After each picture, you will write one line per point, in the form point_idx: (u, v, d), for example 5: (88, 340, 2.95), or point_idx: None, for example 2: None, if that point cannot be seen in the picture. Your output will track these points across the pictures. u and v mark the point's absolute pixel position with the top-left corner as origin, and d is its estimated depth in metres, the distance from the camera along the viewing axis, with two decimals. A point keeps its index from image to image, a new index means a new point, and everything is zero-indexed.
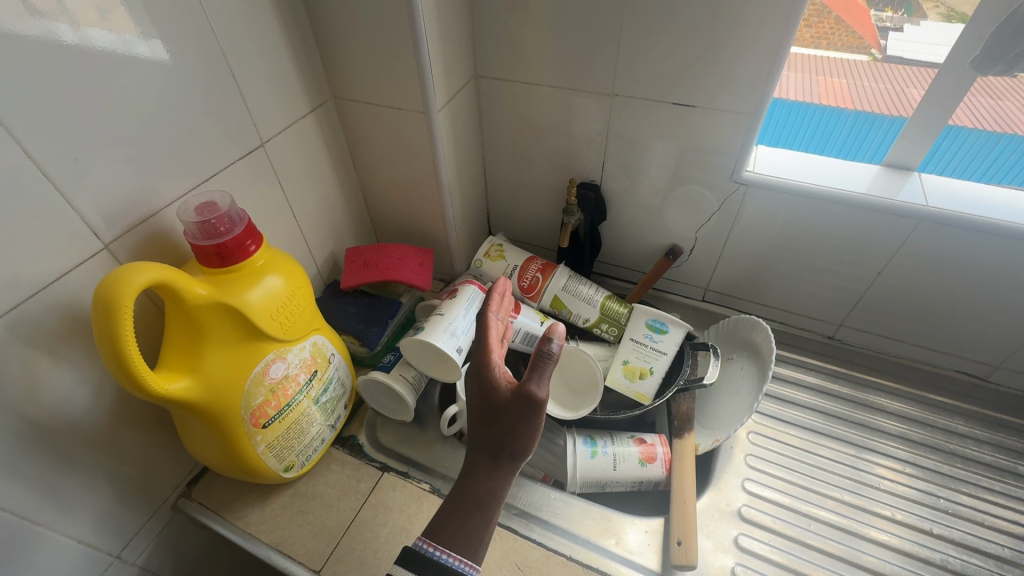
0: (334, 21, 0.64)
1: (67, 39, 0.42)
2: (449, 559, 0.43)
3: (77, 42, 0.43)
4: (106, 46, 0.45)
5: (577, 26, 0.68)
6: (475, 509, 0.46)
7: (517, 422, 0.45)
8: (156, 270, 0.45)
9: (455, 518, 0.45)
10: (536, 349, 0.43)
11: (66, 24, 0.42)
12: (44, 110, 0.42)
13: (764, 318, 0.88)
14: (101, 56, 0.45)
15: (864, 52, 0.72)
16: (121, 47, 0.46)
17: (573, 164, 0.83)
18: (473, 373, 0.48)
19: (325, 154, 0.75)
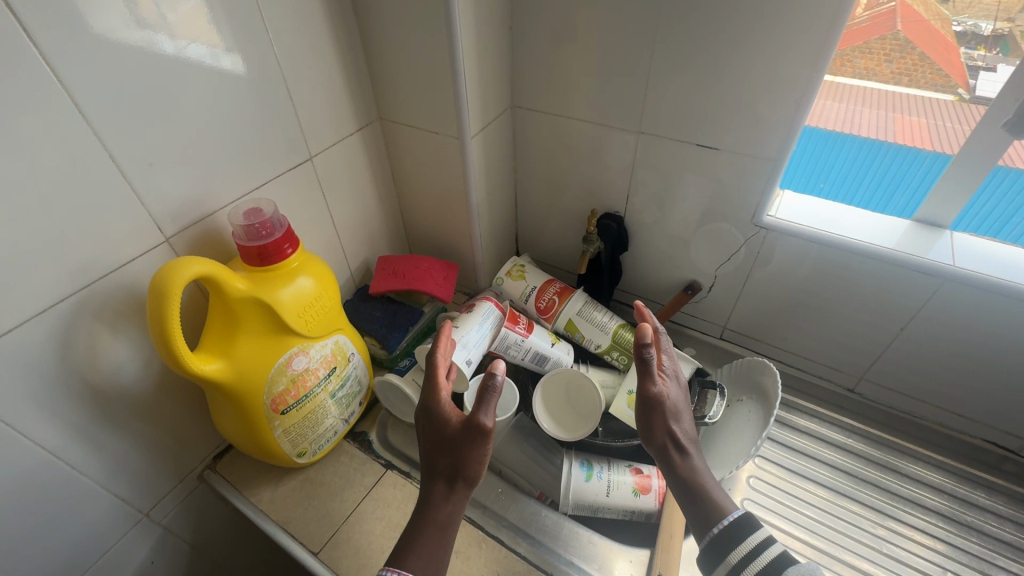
0: (386, 51, 0.70)
1: (166, 50, 0.51)
2: None
3: (173, 52, 0.51)
4: (199, 57, 0.53)
5: (610, 65, 0.72)
6: (436, 531, 0.53)
7: (467, 451, 0.55)
8: (202, 264, 0.52)
9: (417, 540, 0.52)
10: (482, 382, 0.53)
11: (167, 37, 0.50)
12: (131, 121, 0.50)
13: (783, 363, 0.87)
14: (192, 64, 0.53)
15: (949, 91, 0.62)
16: (206, 63, 0.54)
17: (600, 194, 0.86)
18: (425, 413, 0.58)
19: (368, 168, 0.82)
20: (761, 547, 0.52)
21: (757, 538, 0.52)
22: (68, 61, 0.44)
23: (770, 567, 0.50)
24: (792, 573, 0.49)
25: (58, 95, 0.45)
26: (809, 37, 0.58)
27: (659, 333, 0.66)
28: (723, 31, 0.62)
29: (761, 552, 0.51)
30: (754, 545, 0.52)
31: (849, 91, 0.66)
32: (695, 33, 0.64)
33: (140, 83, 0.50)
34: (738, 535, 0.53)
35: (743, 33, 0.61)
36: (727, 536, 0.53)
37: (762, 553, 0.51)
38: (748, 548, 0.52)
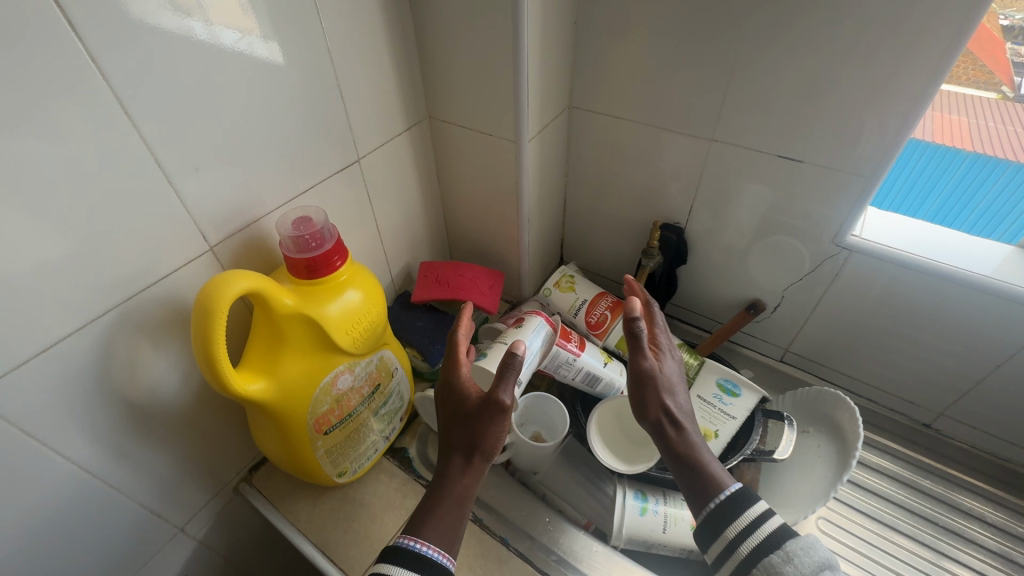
0: (441, 46, 0.65)
1: (199, 34, 0.45)
2: (429, 550, 0.49)
3: (207, 37, 0.46)
4: (233, 44, 0.48)
5: (684, 67, 0.65)
6: (452, 505, 0.53)
7: (483, 424, 0.54)
8: (250, 278, 0.48)
9: (433, 509, 0.52)
10: (504, 359, 0.53)
11: (200, 20, 0.44)
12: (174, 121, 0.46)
13: (850, 391, 0.81)
14: (227, 52, 0.48)
15: (991, 88, 0.60)
16: (242, 50, 0.49)
17: (659, 203, 0.80)
18: (445, 390, 0.58)
19: (414, 170, 0.77)
20: (760, 520, 0.51)
21: (754, 512, 0.52)
22: (111, 58, 0.40)
23: (769, 541, 0.50)
24: (793, 550, 0.48)
25: (101, 95, 0.41)
26: (926, 43, 0.51)
27: (652, 310, 0.64)
28: (822, 33, 0.55)
29: (759, 525, 0.51)
30: (754, 518, 0.51)
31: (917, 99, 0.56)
32: (788, 35, 0.57)
33: (185, 80, 0.45)
34: (734, 509, 0.52)
35: (848, 36, 0.54)
36: (726, 511, 0.52)
37: (761, 527, 0.50)
38: (746, 522, 0.51)
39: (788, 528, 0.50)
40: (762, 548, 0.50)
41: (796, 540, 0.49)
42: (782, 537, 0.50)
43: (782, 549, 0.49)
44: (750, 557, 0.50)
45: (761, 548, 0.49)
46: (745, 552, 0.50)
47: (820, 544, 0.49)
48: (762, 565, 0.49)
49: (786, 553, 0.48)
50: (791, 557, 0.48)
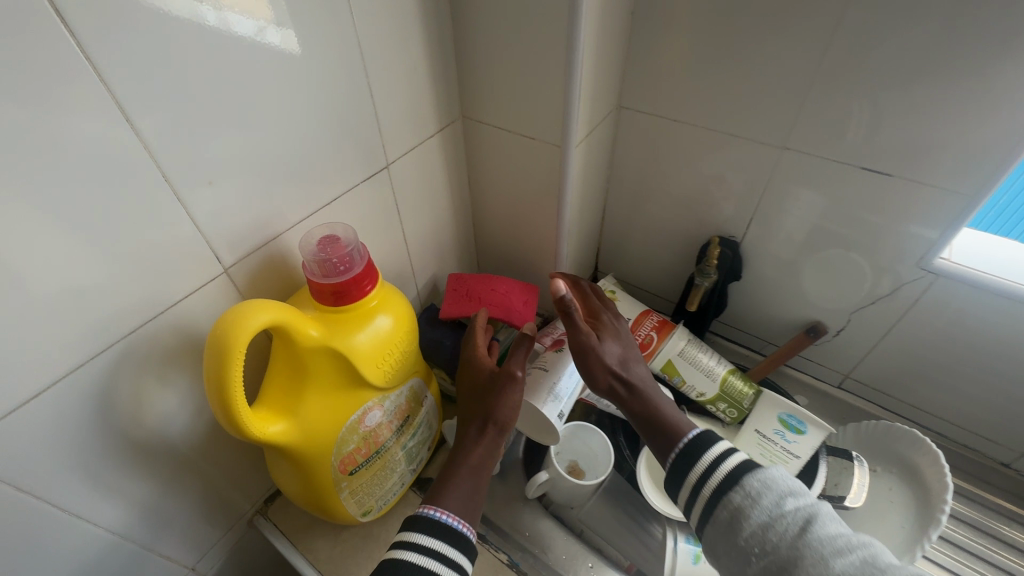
0: (482, 40, 0.58)
1: (211, 23, 0.38)
2: (445, 518, 0.45)
3: (220, 26, 0.38)
4: (246, 33, 0.40)
5: (756, 66, 0.58)
6: (466, 474, 0.49)
7: (492, 391, 0.55)
8: (270, 311, 0.42)
9: (450, 482, 0.48)
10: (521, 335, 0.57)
11: (212, 6, 0.37)
12: (182, 126, 0.39)
13: (917, 424, 0.74)
14: (239, 43, 0.40)
15: None
16: (259, 43, 0.41)
17: (712, 214, 0.73)
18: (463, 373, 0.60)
19: (444, 175, 0.71)
20: (721, 459, 0.46)
21: (717, 451, 0.47)
22: (110, 55, 0.34)
23: (730, 478, 0.45)
24: (750, 484, 0.43)
25: (98, 100, 0.34)
26: None
27: (584, 285, 0.65)
28: (932, 31, 0.47)
29: (721, 464, 0.46)
30: (717, 459, 0.46)
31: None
32: (889, 32, 0.49)
33: (197, 81, 0.39)
34: (696, 452, 0.48)
35: (964, 34, 0.46)
36: (688, 457, 0.48)
37: (722, 466, 0.46)
38: (707, 464, 0.46)
39: (755, 464, 0.45)
40: (723, 489, 0.44)
41: (762, 474, 0.44)
42: (742, 474, 0.44)
43: (739, 485, 0.44)
44: (715, 500, 0.45)
45: (723, 488, 0.44)
46: (708, 495, 0.45)
47: (789, 475, 0.44)
48: (726, 508, 0.43)
49: (745, 489, 0.43)
50: (746, 490, 0.43)
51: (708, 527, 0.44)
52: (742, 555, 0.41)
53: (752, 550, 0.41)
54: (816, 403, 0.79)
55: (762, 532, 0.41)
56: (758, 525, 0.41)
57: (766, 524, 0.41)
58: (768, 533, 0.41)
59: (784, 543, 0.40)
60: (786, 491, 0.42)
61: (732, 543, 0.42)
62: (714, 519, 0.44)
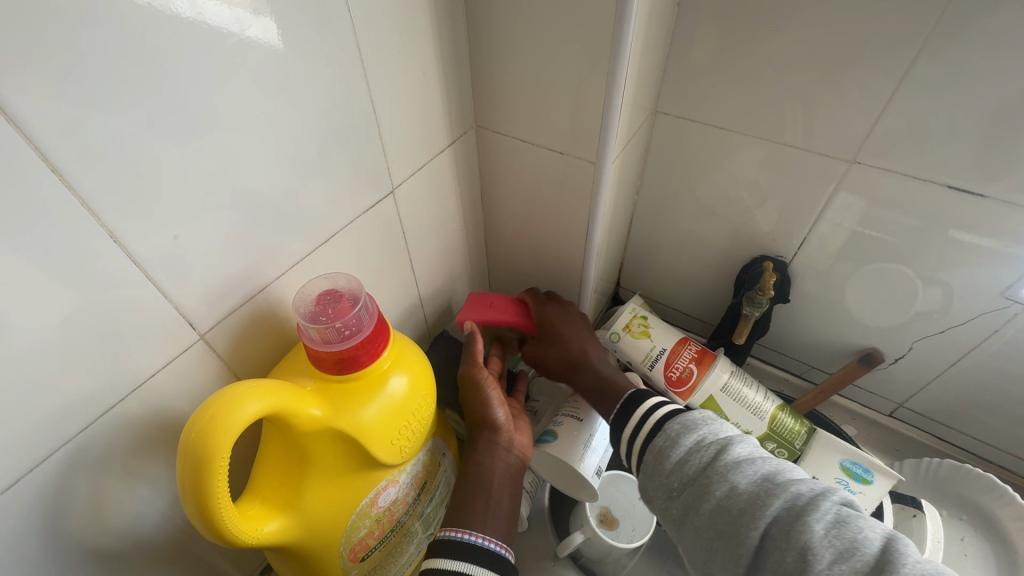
0: (503, 38, 0.49)
1: (180, 10, 0.29)
2: (468, 537, 0.43)
3: (189, 14, 0.29)
4: (221, 24, 0.31)
5: (827, 68, 0.49)
6: (473, 483, 0.48)
7: (473, 389, 0.52)
8: (263, 397, 0.34)
9: (470, 499, 0.46)
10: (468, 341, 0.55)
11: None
12: (135, 155, 0.30)
13: (977, 456, 0.68)
14: (214, 39, 0.31)
15: None
16: (237, 38, 0.32)
17: (757, 232, 0.65)
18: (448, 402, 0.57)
19: (455, 193, 0.62)
20: (653, 410, 0.46)
21: (650, 405, 0.47)
22: (19, 80, 0.24)
23: (658, 424, 0.44)
24: (674, 425, 0.43)
25: (5, 143, 0.25)
26: None
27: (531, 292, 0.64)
28: None
29: (652, 414, 0.45)
30: (650, 410, 0.46)
31: None
32: (1005, 31, 0.40)
33: (149, 105, 0.29)
34: (630, 409, 0.48)
35: None
36: (627, 413, 0.48)
37: (652, 415, 0.45)
38: (641, 416, 0.46)
39: (682, 409, 0.44)
40: (652, 435, 0.44)
41: (685, 416, 0.43)
42: (669, 417, 0.44)
43: (664, 429, 0.43)
44: (645, 446, 0.44)
45: (651, 433, 0.44)
46: (642, 443, 0.44)
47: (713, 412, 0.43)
48: (652, 450, 0.43)
49: (666, 429, 0.42)
50: (669, 430, 0.43)
51: (642, 473, 0.43)
52: (665, 490, 0.40)
53: (672, 482, 0.40)
54: (865, 432, 0.73)
55: (679, 464, 0.40)
56: (677, 458, 0.41)
57: (683, 455, 0.40)
58: (685, 465, 0.40)
59: (698, 469, 0.39)
60: (705, 427, 0.42)
61: (657, 479, 0.41)
62: (646, 464, 0.43)
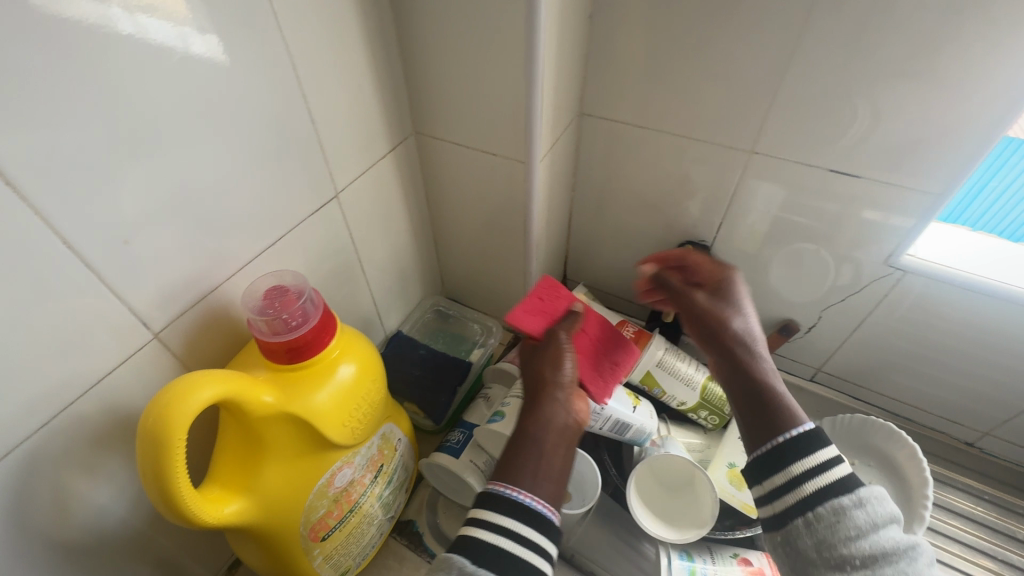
0: (434, 50, 0.53)
1: (123, 29, 0.32)
2: (516, 494, 0.37)
3: (133, 33, 0.32)
4: (164, 40, 0.34)
5: (720, 71, 0.56)
6: (526, 442, 0.41)
7: (547, 355, 0.49)
8: (216, 386, 0.37)
9: (518, 456, 0.40)
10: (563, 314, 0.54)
11: (122, 8, 0.31)
12: (84, 166, 0.33)
13: (884, 410, 0.76)
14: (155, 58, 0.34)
15: None
16: (176, 58, 0.35)
17: (680, 219, 0.72)
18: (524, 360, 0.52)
19: (400, 196, 0.66)
20: (829, 463, 0.39)
21: (829, 453, 0.40)
22: None
23: (842, 486, 0.38)
24: (867, 496, 0.38)
25: None
26: None
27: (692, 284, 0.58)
28: (899, 34, 0.46)
29: (830, 467, 0.39)
30: (825, 461, 0.39)
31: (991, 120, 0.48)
32: (854, 35, 0.48)
33: (94, 117, 0.32)
34: (802, 447, 0.40)
35: (931, 38, 0.46)
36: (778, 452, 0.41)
37: (829, 470, 0.39)
38: (809, 464, 0.40)
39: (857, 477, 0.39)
40: (831, 491, 0.38)
41: (867, 489, 0.38)
42: (852, 482, 0.39)
43: (855, 493, 0.38)
44: (816, 500, 0.38)
45: (831, 489, 0.38)
46: (812, 492, 0.39)
47: (881, 492, 0.38)
48: (829, 507, 0.37)
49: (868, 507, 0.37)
50: (866, 505, 0.37)
51: (800, 522, 0.38)
52: (835, 559, 0.36)
53: (846, 558, 0.35)
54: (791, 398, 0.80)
55: (863, 546, 0.35)
56: (856, 538, 0.36)
57: (872, 540, 0.35)
58: (875, 551, 0.35)
59: (891, 568, 0.34)
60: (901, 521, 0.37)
61: (826, 545, 0.36)
62: (813, 518, 0.38)
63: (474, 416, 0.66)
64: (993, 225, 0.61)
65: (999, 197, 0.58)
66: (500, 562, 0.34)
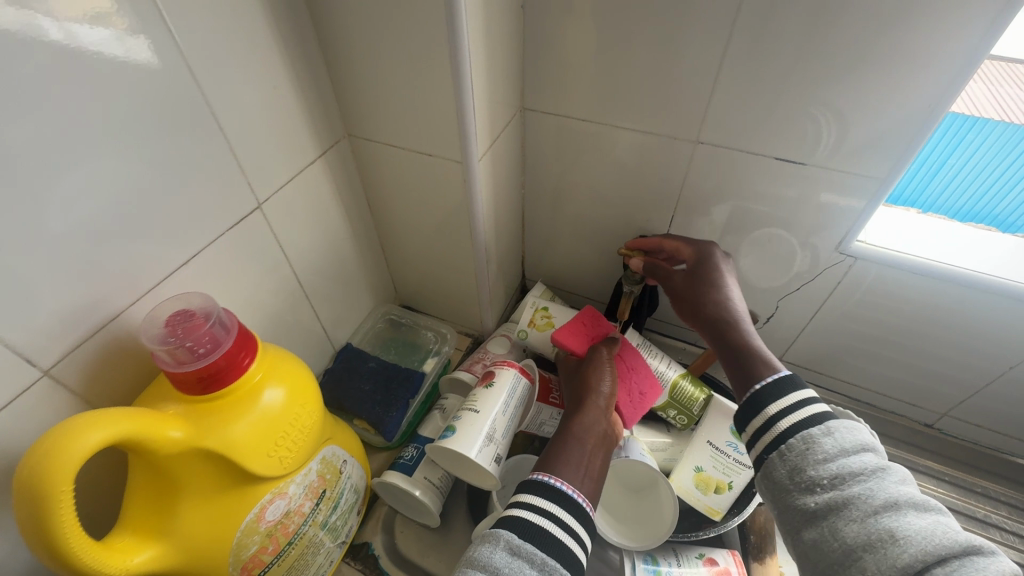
0: (357, 48, 0.50)
1: (51, 37, 0.32)
2: (556, 481, 0.44)
3: (63, 40, 0.32)
4: (103, 48, 0.35)
5: (658, 59, 0.54)
6: (571, 443, 0.49)
7: (588, 370, 0.59)
8: (112, 425, 0.33)
9: (563, 452, 0.48)
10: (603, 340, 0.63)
11: (49, 17, 0.31)
12: None
13: (846, 397, 0.76)
14: (10, 66, 0.30)
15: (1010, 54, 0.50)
16: (38, 65, 0.32)
17: (633, 214, 0.70)
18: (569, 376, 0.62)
19: (338, 202, 0.62)
20: (802, 401, 0.42)
21: (800, 395, 0.43)
22: None
23: (812, 419, 0.41)
24: (836, 425, 0.40)
25: None
26: (959, 26, 0.42)
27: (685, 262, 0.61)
28: (831, 14, 0.45)
29: (803, 405, 0.42)
30: (796, 398, 0.42)
31: (927, 101, 0.47)
32: (786, 17, 0.46)
33: None
34: (777, 391, 0.43)
35: (863, 20, 0.44)
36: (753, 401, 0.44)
37: (802, 407, 0.41)
38: (781, 404, 0.43)
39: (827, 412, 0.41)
40: (802, 425, 0.41)
41: (837, 423, 0.40)
42: (824, 416, 0.41)
43: (825, 425, 0.40)
44: (790, 434, 0.41)
45: (802, 422, 0.41)
46: (784, 427, 0.41)
47: (858, 428, 0.40)
48: (799, 437, 0.40)
49: (835, 436, 0.39)
50: (833, 433, 0.39)
51: (774, 454, 0.41)
52: (804, 483, 0.38)
53: (815, 482, 0.38)
54: None
55: (831, 469, 0.38)
56: (824, 461, 0.38)
57: (840, 462, 0.38)
58: (842, 472, 0.37)
59: (858, 485, 0.36)
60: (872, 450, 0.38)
61: (796, 472, 0.39)
62: (785, 449, 0.40)
63: (428, 430, 0.63)
64: (950, 205, 0.60)
65: (956, 176, 0.58)
66: (543, 540, 0.41)
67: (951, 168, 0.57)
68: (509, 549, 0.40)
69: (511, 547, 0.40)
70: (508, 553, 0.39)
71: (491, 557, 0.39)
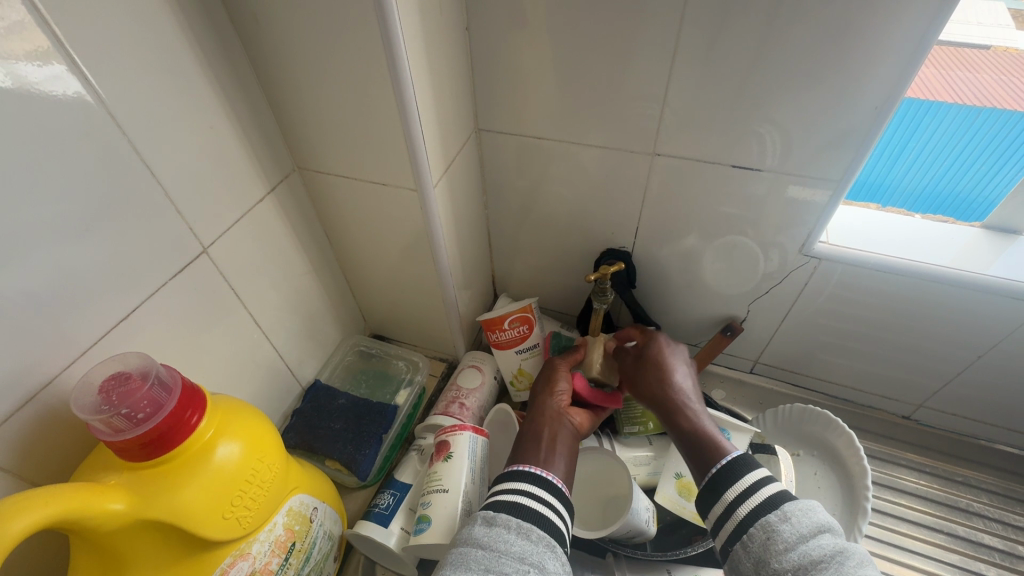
0: (297, 80, 0.49)
1: None
2: (521, 466, 0.48)
3: (9, 82, 0.32)
4: (41, 85, 0.34)
5: (605, 74, 0.54)
6: (536, 438, 0.52)
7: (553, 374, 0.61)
8: (43, 508, 0.31)
9: (529, 447, 0.51)
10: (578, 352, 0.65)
11: None
12: None
13: (823, 394, 0.76)
14: None
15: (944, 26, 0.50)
16: None
17: (597, 229, 0.69)
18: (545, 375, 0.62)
19: (294, 238, 0.60)
20: (755, 485, 0.44)
21: (757, 477, 0.45)
22: None
23: (769, 504, 0.43)
24: (791, 510, 0.42)
25: None
26: (895, 26, 0.43)
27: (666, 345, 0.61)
28: (768, 20, 0.45)
29: (758, 490, 0.44)
30: (753, 482, 0.44)
31: (872, 100, 0.47)
32: (728, 26, 0.47)
33: None
34: (735, 473, 0.46)
35: (801, 26, 0.45)
36: (717, 486, 0.46)
37: (759, 492, 0.44)
38: (742, 488, 0.44)
39: (781, 492, 0.43)
40: (759, 510, 0.43)
41: (790, 505, 0.42)
42: (779, 499, 0.43)
43: (780, 509, 0.42)
44: (749, 519, 0.43)
45: (758, 509, 0.43)
46: (745, 515, 0.43)
47: (808, 503, 0.43)
48: (759, 526, 0.42)
49: (786, 514, 0.41)
50: (790, 518, 0.41)
51: (738, 545, 0.43)
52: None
53: (780, 573, 0.39)
54: (733, 394, 0.79)
55: (794, 558, 0.39)
56: (786, 551, 0.40)
57: (800, 551, 0.39)
58: (804, 561, 0.39)
59: (820, 573, 0.38)
60: (825, 530, 0.40)
61: (762, 564, 0.41)
62: (748, 539, 0.42)
63: (407, 474, 0.60)
64: (913, 185, 0.60)
65: (919, 158, 0.57)
66: (519, 510, 0.43)
67: (910, 154, 0.57)
68: (486, 522, 0.42)
69: (486, 519, 0.43)
70: (486, 526, 0.42)
71: (471, 533, 0.42)
